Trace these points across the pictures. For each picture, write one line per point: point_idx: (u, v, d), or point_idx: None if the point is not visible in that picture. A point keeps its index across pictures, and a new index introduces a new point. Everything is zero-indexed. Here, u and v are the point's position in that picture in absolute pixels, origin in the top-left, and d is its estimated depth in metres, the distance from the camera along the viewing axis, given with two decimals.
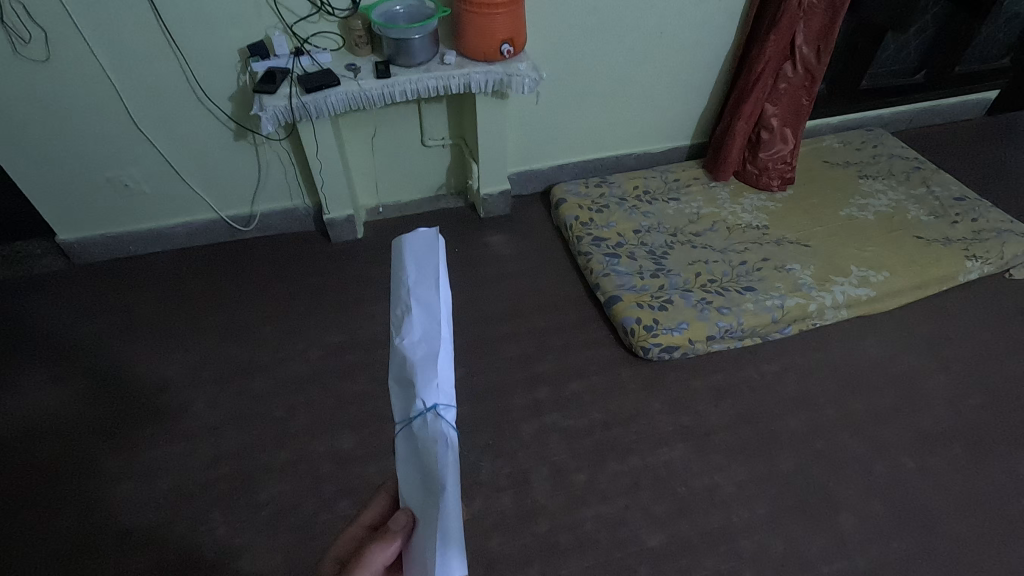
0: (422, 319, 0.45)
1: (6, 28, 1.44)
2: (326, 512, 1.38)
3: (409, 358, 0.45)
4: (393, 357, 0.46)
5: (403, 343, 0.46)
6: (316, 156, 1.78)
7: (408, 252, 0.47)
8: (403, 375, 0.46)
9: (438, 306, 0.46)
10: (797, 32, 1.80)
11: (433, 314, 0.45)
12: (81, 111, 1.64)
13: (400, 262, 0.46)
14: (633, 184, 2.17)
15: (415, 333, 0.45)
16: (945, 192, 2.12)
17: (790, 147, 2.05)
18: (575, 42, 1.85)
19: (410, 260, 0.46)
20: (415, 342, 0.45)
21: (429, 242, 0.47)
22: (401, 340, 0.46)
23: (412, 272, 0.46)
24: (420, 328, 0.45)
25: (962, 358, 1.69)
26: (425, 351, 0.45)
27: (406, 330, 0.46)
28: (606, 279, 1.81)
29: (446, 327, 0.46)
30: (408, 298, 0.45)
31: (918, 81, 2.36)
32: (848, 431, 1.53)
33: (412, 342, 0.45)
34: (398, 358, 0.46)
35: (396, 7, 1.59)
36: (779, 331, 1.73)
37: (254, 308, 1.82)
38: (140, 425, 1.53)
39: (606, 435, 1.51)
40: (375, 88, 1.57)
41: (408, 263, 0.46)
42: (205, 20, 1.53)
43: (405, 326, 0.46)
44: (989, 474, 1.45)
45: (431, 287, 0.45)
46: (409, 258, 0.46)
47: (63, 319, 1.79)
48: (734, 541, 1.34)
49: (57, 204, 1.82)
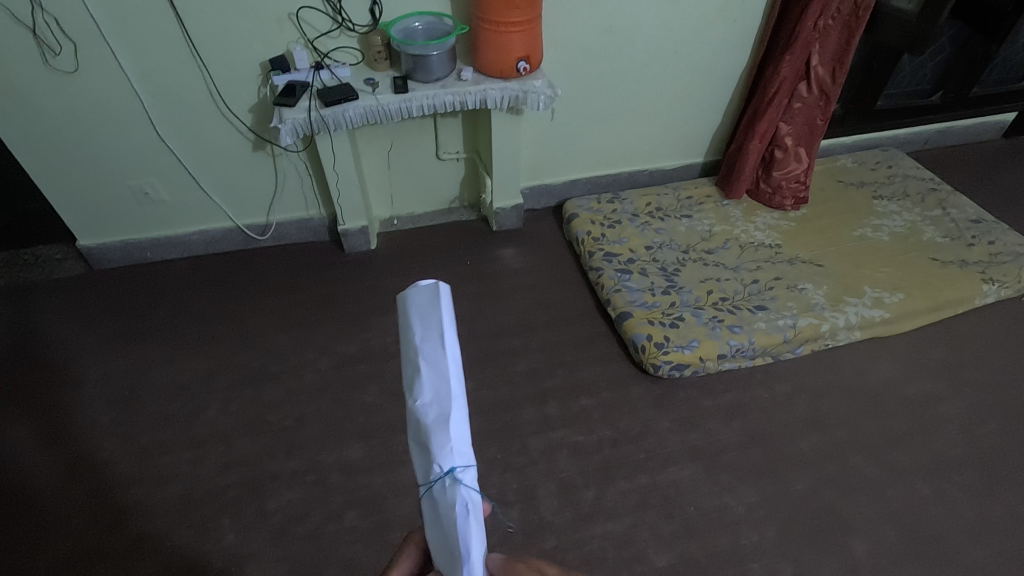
0: (433, 380, 0.45)
1: (37, 40, 1.49)
2: (334, 523, 1.39)
3: (422, 422, 0.45)
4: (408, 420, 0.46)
5: (416, 405, 0.45)
6: (332, 168, 1.80)
7: (419, 309, 0.46)
8: (418, 437, 0.46)
9: (449, 365, 0.45)
10: (813, 53, 1.81)
11: (444, 372, 0.45)
12: (107, 121, 1.68)
13: (410, 320, 0.46)
14: (645, 200, 2.18)
15: (427, 396, 0.45)
16: (961, 214, 2.10)
17: (803, 166, 2.05)
18: (590, 60, 1.86)
19: (414, 315, 0.46)
20: (429, 405, 0.45)
21: (440, 296, 0.47)
22: (414, 403, 0.46)
23: (423, 332, 0.46)
24: (433, 388, 0.45)
25: (978, 382, 1.67)
26: (438, 415, 0.45)
27: (419, 391, 0.45)
28: (617, 295, 1.81)
29: (457, 385, 0.46)
30: (418, 359, 0.45)
31: (934, 102, 2.32)
32: (861, 454, 1.52)
33: (425, 405, 0.45)
34: (413, 422, 0.46)
35: (415, 23, 1.62)
36: (790, 352, 1.72)
37: (267, 316, 1.84)
38: (152, 431, 1.55)
39: (615, 452, 1.51)
40: (393, 103, 1.59)
41: (414, 326, 0.46)
42: (229, 35, 1.57)
43: (417, 386, 0.46)
44: (1005, 503, 1.43)
45: (438, 345, 0.45)
46: (419, 314, 0.46)
47: (80, 324, 1.82)
48: (744, 564, 1.33)
49: (80, 210, 1.86)
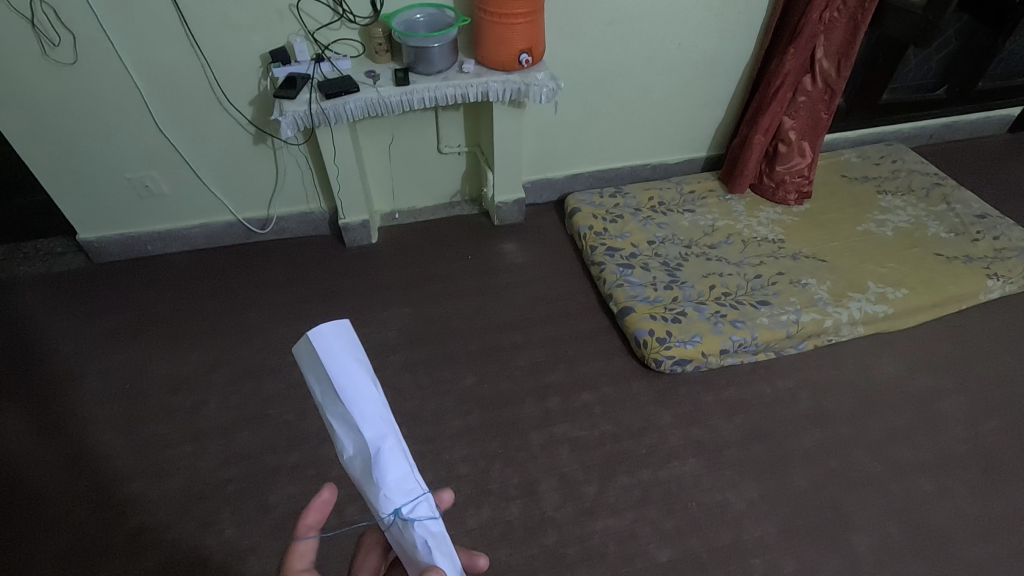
0: (352, 432, 0.51)
1: (35, 30, 1.47)
2: (335, 517, 1.38)
3: (355, 468, 0.53)
4: (347, 466, 0.54)
5: (348, 454, 0.53)
6: (333, 161, 1.79)
7: (315, 368, 0.50)
8: (357, 479, 0.54)
9: (359, 411, 0.51)
10: (817, 45, 1.79)
11: (356, 419, 0.50)
12: (106, 113, 1.67)
13: (313, 378, 0.51)
14: (648, 195, 2.16)
15: (350, 445, 0.52)
16: (966, 209, 2.09)
17: (807, 161, 2.04)
18: (593, 53, 1.85)
19: (314, 378, 0.51)
20: (358, 451, 0.52)
21: (329, 338, 0.50)
22: (344, 452, 0.53)
23: (324, 386, 0.50)
24: (354, 440, 0.51)
25: (982, 379, 1.66)
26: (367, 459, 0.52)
27: (345, 441, 0.52)
28: (619, 290, 1.80)
29: (377, 426, 0.51)
30: (331, 415, 0.52)
31: (940, 96, 2.31)
32: (864, 450, 1.51)
33: (353, 452, 0.53)
34: (349, 467, 0.54)
35: (416, 15, 1.60)
36: (793, 347, 1.71)
37: (269, 310, 1.83)
38: (153, 424, 1.55)
39: (617, 447, 1.50)
40: (394, 95, 1.58)
41: (317, 388, 0.51)
42: (229, 26, 1.56)
43: (341, 437, 0.52)
44: (1009, 499, 1.42)
45: (340, 405, 0.50)
46: (317, 371, 0.51)
47: (80, 317, 1.81)
48: (746, 559, 1.32)
49: (79, 203, 1.85)
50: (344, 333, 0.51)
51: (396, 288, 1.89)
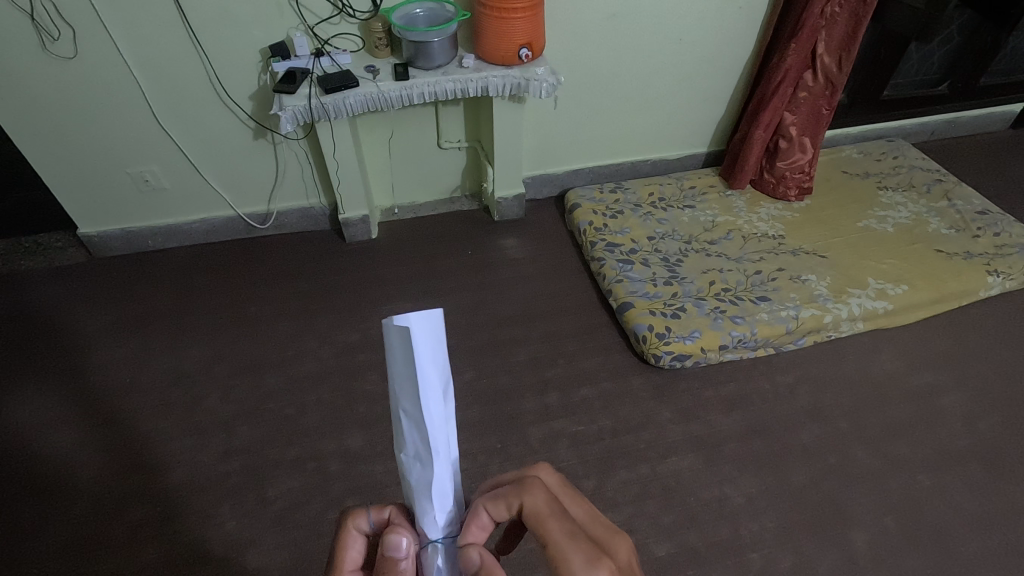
0: (416, 436, 0.48)
1: (35, 24, 1.47)
2: (334, 511, 1.39)
3: (408, 472, 0.50)
4: (399, 463, 0.51)
5: (404, 452, 0.50)
6: (333, 156, 1.79)
7: (399, 356, 0.45)
8: (406, 483, 0.52)
9: (428, 423, 0.47)
10: (819, 40, 1.78)
11: (423, 430, 0.47)
12: (107, 107, 1.67)
13: (393, 369, 0.46)
14: (648, 191, 2.16)
15: (410, 451, 0.49)
16: (967, 205, 2.08)
17: (808, 156, 2.03)
18: (594, 49, 1.85)
19: (397, 366, 0.45)
20: (414, 457, 0.49)
21: (418, 334, 0.43)
22: (402, 453, 0.50)
23: (404, 383, 0.46)
24: (417, 443, 0.48)
25: (981, 375, 1.66)
26: (421, 470, 0.49)
27: (405, 443, 0.49)
28: (618, 285, 1.81)
29: (438, 444, 0.48)
30: (400, 413, 0.48)
31: (941, 92, 2.31)
32: (861, 445, 1.51)
33: (410, 457, 0.50)
34: (402, 465, 0.51)
35: (416, 10, 1.60)
36: (792, 343, 1.71)
37: (269, 304, 1.83)
38: (153, 418, 1.55)
39: (616, 442, 1.51)
40: (394, 90, 1.58)
41: (397, 377, 0.46)
42: (229, 20, 1.55)
43: (403, 437, 0.49)
44: (1006, 495, 1.42)
45: (416, 408, 0.46)
46: (401, 365, 0.45)
47: (81, 313, 1.82)
48: (744, 554, 1.33)
49: (81, 198, 1.85)
50: (436, 329, 0.44)
51: (396, 283, 1.89)
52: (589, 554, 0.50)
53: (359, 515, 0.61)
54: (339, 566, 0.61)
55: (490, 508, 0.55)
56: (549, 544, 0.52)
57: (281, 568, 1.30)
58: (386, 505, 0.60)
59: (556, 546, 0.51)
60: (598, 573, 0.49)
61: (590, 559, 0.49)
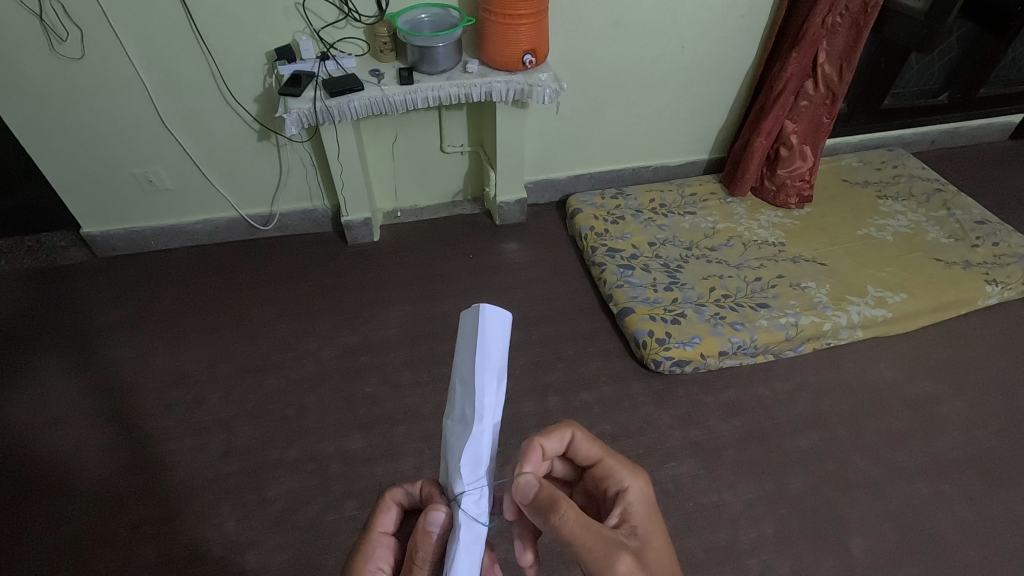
0: (465, 401, 0.58)
1: (43, 25, 1.48)
2: (334, 512, 1.39)
3: (450, 432, 0.59)
4: (444, 428, 0.60)
5: (452, 418, 0.59)
6: (337, 159, 1.80)
7: (469, 329, 0.57)
8: (445, 447, 0.60)
9: (477, 388, 0.56)
10: (820, 50, 1.81)
11: (471, 393, 0.57)
12: (113, 108, 1.68)
13: (460, 342, 0.58)
14: (649, 197, 2.17)
15: (456, 413, 0.58)
16: (966, 215, 2.09)
17: (808, 164, 2.05)
18: (597, 55, 1.86)
19: (463, 336, 0.57)
20: (458, 420, 0.58)
21: (489, 316, 0.56)
22: (449, 417, 0.59)
23: (465, 353, 0.57)
24: (464, 408, 0.58)
25: (978, 383, 1.67)
26: (461, 432, 0.58)
27: (454, 407, 0.59)
28: (619, 290, 1.82)
29: (481, 410, 0.57)
30: (456, 378, 0.58)
31: (941, 102, 2.32)
32: (860, 452, 1.52)
33: (455, 421, 0.59)
34: (446, 431, 0.60)
35: (421, 15, 1.62)
36: (791, 350, 1.72)
37: (270, 306, 1.84)
38: (155, 418, 1.56)
39: (614, 446, 1.51)
40: (398, 94, 1.59)
41: (462, 345, 0.58)
42: (238, 24, 1.57)
43: (454, 403, 0.59)
44: (1005, 504, 1.43)
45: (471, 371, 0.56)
46: (466, 338, 0.57)
47: (84, 310, 1.82)
48: (743, 560, 1.33)
49: (85, 199, 1.86)
50: (506, 323, 0.57)
51: (396, 287, 1.90)
52: (629, 463, 0.74)
53: (396, 488, 0.71)
54: (372, 527, 0.70)
55: (545, 441, 0.73)
56: (604, 458, 0.74)
57: (280, 568, 1.31)
58: (423, 480, 0.68)
59: (610, 457, 0.74)
60: (639, 470, 0.73)
61: (631, 465, 0.74)
